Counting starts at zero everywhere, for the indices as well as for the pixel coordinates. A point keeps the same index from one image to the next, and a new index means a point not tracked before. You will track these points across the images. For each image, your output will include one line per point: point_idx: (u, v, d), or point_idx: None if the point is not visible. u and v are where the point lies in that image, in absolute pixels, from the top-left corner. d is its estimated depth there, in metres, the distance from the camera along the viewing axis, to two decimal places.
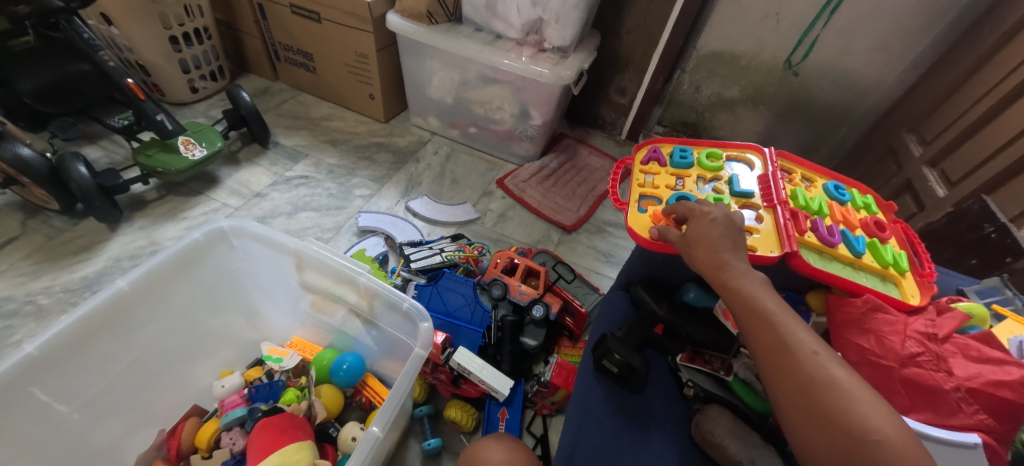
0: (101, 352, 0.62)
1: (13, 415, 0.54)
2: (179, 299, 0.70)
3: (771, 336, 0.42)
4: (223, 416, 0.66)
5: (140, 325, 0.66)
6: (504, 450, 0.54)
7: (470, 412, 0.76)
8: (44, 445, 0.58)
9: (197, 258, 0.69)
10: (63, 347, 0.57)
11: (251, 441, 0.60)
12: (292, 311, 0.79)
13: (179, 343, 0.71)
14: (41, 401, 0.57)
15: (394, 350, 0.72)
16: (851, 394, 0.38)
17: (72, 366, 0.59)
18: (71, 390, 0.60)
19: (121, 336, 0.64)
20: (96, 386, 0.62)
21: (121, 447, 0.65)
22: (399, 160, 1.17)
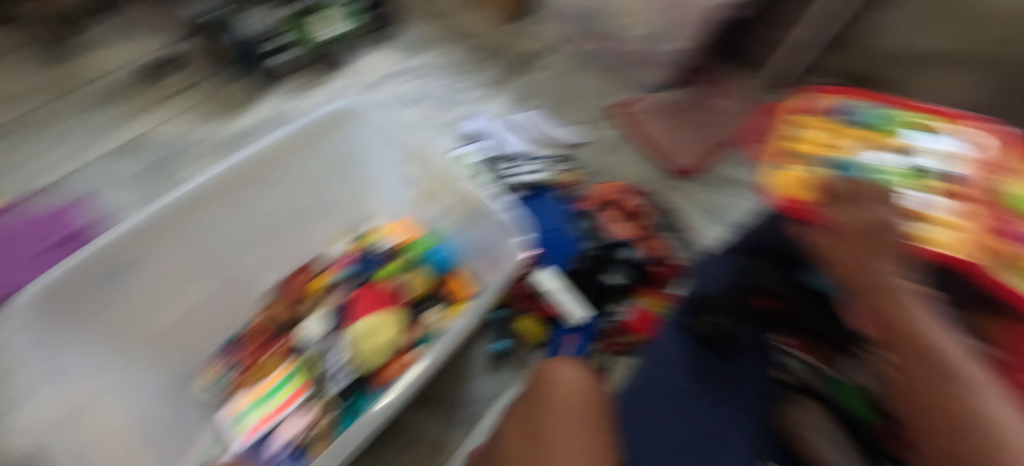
0: (251, 194, 0.73)
1: (192, 227, 0.68)
2: (310, 167, 0.78)
3: (909, 352, 0.30)
4: (333, 275, 0.77)
5: (281, 179, 0.75)
6: (581, 377, 0.55)
7: (539, 327, 0.79)
8: (206, 258, 0.72)
9: (327, 131, 0.76)
10: (221, 189, 0.69)
11: (352, 301, 0.72)
12: (401, 195, 0.84)
13: (306, 204, 0.81)
14: (208, 222, 0.69)
15: (485, 255, 0.74)
16: (1004, 427, 0.25)
17: (231, 199, 0.71)
18: (228, 220, 0.72)
19: (267, 184, 0.74)
20: (245, 222, 0.74)
21: (252, 280, 0.78)
22: (514, 68, 1.14)
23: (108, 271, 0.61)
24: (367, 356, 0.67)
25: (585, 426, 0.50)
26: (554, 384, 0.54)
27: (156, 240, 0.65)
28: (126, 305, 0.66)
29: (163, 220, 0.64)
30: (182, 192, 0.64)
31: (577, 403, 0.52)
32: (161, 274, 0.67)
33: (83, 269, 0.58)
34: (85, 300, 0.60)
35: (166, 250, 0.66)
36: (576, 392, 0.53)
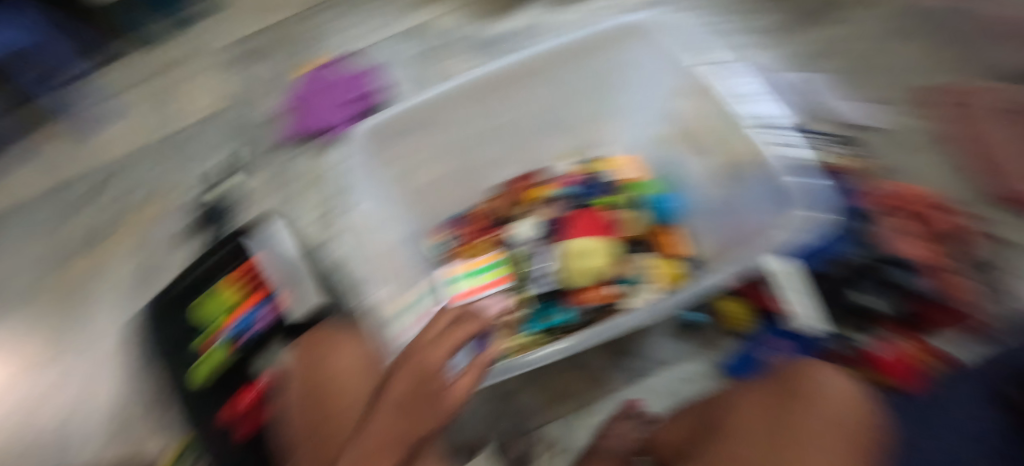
0: (532, 88, 0.77)
1: (480, 103, 0.75)
2: (584, 78, 0.79)
3: None
4: (555, 189, 0.79)
5: (560, 81, 0.78)
6: (848, 394, 0.48)
7: (745, 316, 0.70)
8: (472, 135, 0.79)
9: (614, 43, 0.75)
10: (511, 78, 0.74)
11: (572, 220, 0.75)
12: (647, 128, 0.85)
13: (560, 114, 0.83)
14: (491, 104, 0.76)
15: (724, 219, 0.71)
16: None
17: (517, 87, 0.75)
18: (505, 106, 0.77)
19: (547, 82, 0.77)
20: (514, 113, 0.79)
21: (486, 171, 0.85)
22: (818, 13, 0.93)
23: (413, 126, 0.72)
24: (577, 275, 0.70)
25: (847, 438, 0.42)
26: (811, 382, 0.50)
27: (450, 109, 0.74)
28: (409, 155, 0.76)
29: (468, 88, 0.72)
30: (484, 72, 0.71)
31: (849, 419, 0.44)
32: (439, 141, 0.77)
33: (401, 118, 0.70)
34: (393, 145, 0.72)
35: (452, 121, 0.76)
36: (847, 402, 0.46)
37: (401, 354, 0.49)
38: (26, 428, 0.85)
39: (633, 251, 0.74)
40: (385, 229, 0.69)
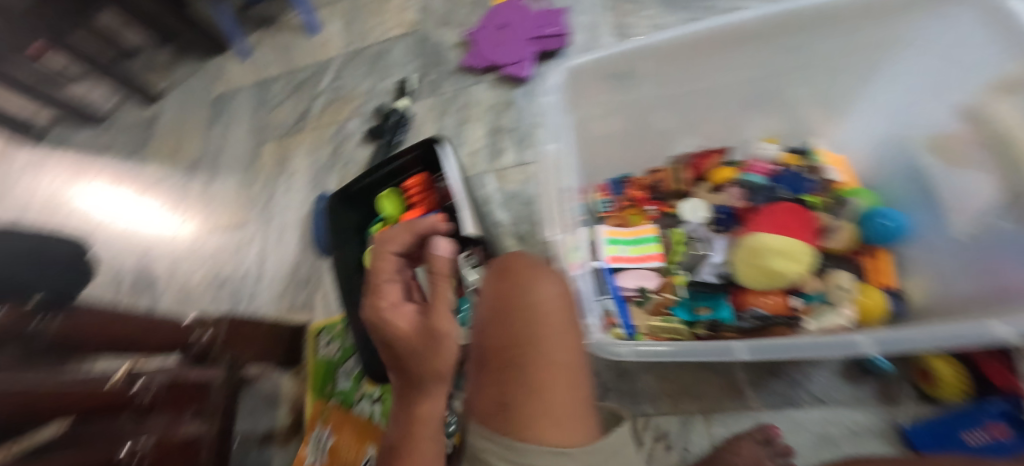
0: (762, 52, 0.67)
1: (696, 63, 0.70)
2: (828, 46, 0.65)
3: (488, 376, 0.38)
4: (746, 174, 0.73)
5: (801, 49, 0.66)
6: None
7: (957, 385, 0.59)
8: (673, 92, 0.75)
9: (893, 10, 0.59)
10: (735, 36, 0.64)
11: (764, 213, 0.65)
12: (891, 126, 0.70)
13: (780, 89, 0.74)
14: (708, 64, 0.70)
15: (978, 261, 0.55)
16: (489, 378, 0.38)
17: (744, 50, 0.67)
18: (721, 69, 0.71)
19: (785, 49, 0.67)
20: (728, 79, 0.73)
21: (672, 136, 0.82)
22: None
23: (611, 73, 0.70)
24: (748, 273, 0.61)
25: None
26: None
27: (655, 60, 0.68)
28: (606, 99, 0.75)
29: (689, 42, 0.65)
30: (708, 26, 0.61)
31: None
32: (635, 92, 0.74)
33: (605, 65, 0.67)
34: (588, 87, 0.71)
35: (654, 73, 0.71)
36: None
37: (522, 299, 0.39)
38: (245, 258, 1.15)
39: (833, 267, 0.63)
40: (560, 175, 0.63)
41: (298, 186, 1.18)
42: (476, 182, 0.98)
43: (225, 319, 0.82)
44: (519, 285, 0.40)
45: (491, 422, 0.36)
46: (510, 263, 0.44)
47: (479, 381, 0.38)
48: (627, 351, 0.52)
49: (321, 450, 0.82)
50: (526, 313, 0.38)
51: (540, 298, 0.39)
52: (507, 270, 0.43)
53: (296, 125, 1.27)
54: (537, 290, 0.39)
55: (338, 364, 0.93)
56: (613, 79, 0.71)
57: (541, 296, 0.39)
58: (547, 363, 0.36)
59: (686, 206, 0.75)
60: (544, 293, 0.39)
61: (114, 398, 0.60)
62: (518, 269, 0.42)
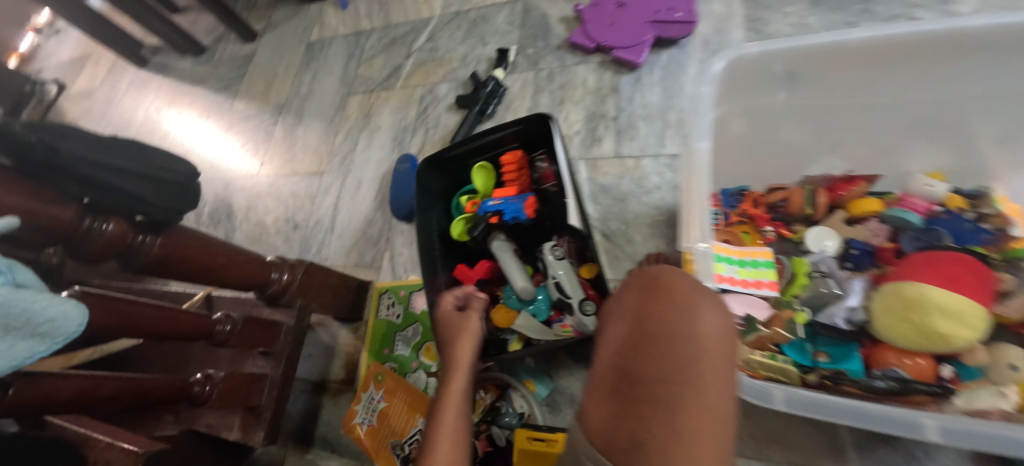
0: (950, 69, 0.61)
1: (870, 68, 0.63)
2: None
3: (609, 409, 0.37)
4: (898, 210, 0.64)
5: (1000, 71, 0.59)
6: None
7: None
8: (830, 99, 0.69)
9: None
10: (946, 47, 0.58)
11: (924, 259, 0.56)
12: None
13: (958, 118, 0.65)
14: (882, 71, 0.64)
15: None
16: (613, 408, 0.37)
17: (931, 61, 0.61)
18: (895, 80, 0.64)
19: (982, 69, 0.59)
20: (899, 93, 0.66)
21: (811, 152, 0.73)
22: None
23: (786, 70, 0.65)
24: (894, 323, 0.54)
25: None
26: None
27: (840, 62, 0.63)
28: (754, 98, 0.70)
29: (873, 43, 0.59)
30: (903, 28, 0.57)
31: None
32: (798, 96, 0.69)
33: (771, 57, 0.62)
34: (754, 80, 0.66)
35: (831, 76, 0.66)
36: None
37: (673, 333, 0.35)
38: (318, 207, 1.16)
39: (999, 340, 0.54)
40: (702, 179, 0.53)
41: (379, 143, 1.17)
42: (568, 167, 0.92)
43: (303, 264, 0.80)
44: (677, 308, 0.36)
45: (618, 452, 0.35)
46: (659, 273, 0.40)
47: (613, 409, 0.37)
48: (781, 398, 0.45)
49: (372, 413, 0.81)
50: (691, 346, 0.34)
51: (701, 334, 0.34)
52: (656, 285, 0.39)
53: (385, 81, 1.24)
54: (700, 319, 0.35)
55: (398, 329, 0.91)
56: (783, 76, 0.66)
57: (702, 327, 0.34)
58: (698, 410, 0.33)
59: (815, 234, 0.67)
60: (706, 326, 0.35)
61: (199, 325, 0.65)
62: (672, 285, 0.38)
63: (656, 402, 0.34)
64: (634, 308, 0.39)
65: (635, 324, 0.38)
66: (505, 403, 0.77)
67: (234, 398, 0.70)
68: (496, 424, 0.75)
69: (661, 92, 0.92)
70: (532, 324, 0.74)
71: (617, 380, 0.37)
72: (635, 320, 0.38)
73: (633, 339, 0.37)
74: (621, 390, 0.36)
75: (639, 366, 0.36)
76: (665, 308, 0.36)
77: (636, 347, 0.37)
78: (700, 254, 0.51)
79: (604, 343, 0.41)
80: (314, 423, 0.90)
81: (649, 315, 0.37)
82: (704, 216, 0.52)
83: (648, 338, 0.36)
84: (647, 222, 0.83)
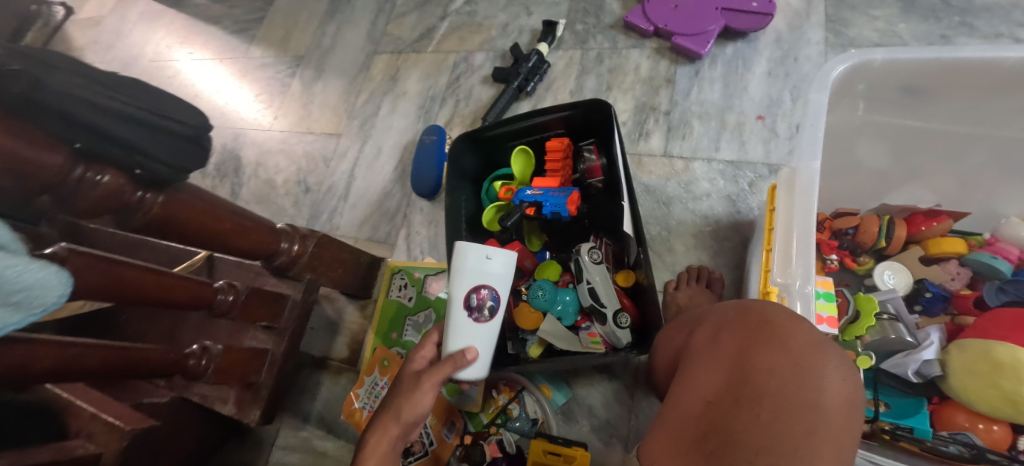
0: None
1: (984, 99, 0.56)
2: None
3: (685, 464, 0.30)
4: (985, 254, 0.56)
5: None
6: None
7: None
8: (929, 128, 0.61)
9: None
10: None
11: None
12: None
13: None
14: (998, 105, 0.56)
15: None
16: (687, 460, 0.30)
17: None
18: (1008, 116, 0.56)
19: None
20: (1009, 130, 0.58)
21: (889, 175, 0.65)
22: None
23: (908, 85, 0.56)
24: (979, 389, 0.46)
25: None
26: None
27: (977, 88, 0.55)
28: (846, 115, 0.61)
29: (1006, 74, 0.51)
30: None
31: None
32: (910, 117, 0.60)
33: (888, 71, 0.54)
34: (859, 92, 0.58)
35: (952, 102, 0.57)
36: None
37: (791, 388, 0.29)
38: (333, 170, 1.09)
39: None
40: (811, 201, 0.46)
41: (404, 110, 1.09)
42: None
43: (314, 236, 0.74)
44: (795, 362, 0.30)
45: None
46: (768, 316, 0.34)
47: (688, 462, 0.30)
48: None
49: (374, 398, 0.76)
50: (811, 414, 0.28)
51: (827, 401, 0.29)
52: (769, 331, 0.32)
53: (416, 43, 1.15)
54: (826, 387, 0.29)
55: (409, 313, 0.86)
56: (902, 92, 0.57)
57: (829, 395, 0.29)
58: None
59: (887, 267, 0.58)
60: (831, 393, 0.29)
61: (200, 294, 0.59)
62: (786, 332, 0.32)
63: None
64: (734, 351, 0.32)
65: (734, 371, 0.31)
66: (518, 406, 0.72)
67: (232, 374, 0.66)
68: (506, 428, 0.71)
69: (722, 90, 0.84)
70: (559, 329, 0.66)
71: (698, 432, 0.31)
72: (732, 365, 0.32)
73: (728, 387, 0.31)
74: (705, 447, 0.30)
75: (732, 422, 0.29)
76: (780, 363, 0.30)
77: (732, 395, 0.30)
78: (799, 294, 0.44)
79: (682, 379, 0.35)
80: (312, 400, 0.86)
81: (755, 365, 0.31)
82: (807, 245, 0.45)
83: (752, 392, 0.30)
84: (692, 230, 0.76)
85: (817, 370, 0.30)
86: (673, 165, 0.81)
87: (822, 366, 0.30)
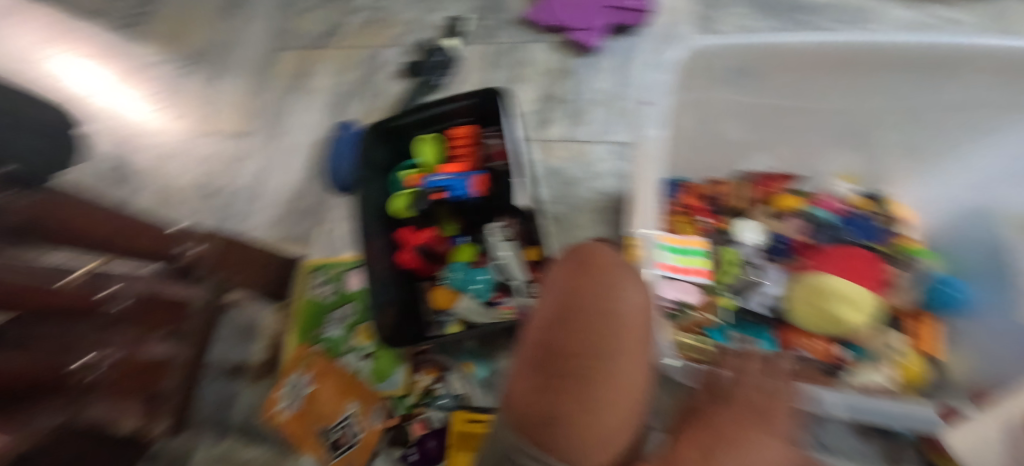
0: (869, 80, 0.61)
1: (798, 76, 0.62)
2: (947, 97, 0.59)
3: (542, 405, 0.30)
4: (816, 206, 0.68)
5: (926, 87, 0.60)
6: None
7: None
8: (763, 104, 0.67)
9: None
10: (887, 59, 0.57)
11: (836, 251, 0.62)
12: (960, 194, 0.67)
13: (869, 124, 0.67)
14: (809, 80, 0.63)
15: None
16: (534, 397, 0.30)
17: (852, 72, 0.60)
18: (818, 89, 0.64)
19: (908, 82, 0.59)
20: (820, 101, 0.66)
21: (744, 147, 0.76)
22: None
23: (738, 66, 0.61)
24: (806, 310, 0.59)
25: None
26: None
27: (791, 64, 0.61)
28: (695, 94, 0.66)
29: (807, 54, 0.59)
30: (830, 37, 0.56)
31: None
32: (744, 94, 0.66)
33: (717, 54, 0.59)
34: (700, 72, 0.62)
35: (777, 80, 0.64)
36: None
37: (602, 304, 0.33)
38: (240, 173, 1.04)
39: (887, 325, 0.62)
40: (651, 166, 0.51)
41: (314, 107, 1.07)
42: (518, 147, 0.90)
43: (214, 236, 0.73)
44: (602, 285, 0.35)
45: (525, 432, 0.30)
46: (592, 250, 0.38)
47: (533, 384, 0.31)
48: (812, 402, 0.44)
49: (298, 396, 0.70)
50: (622, 324, 0.32)
51: (628, 306, 0.34)
52: (594, 262, 0.36)
53: (322, 39, 1.13)
54: (628, 297, 0.34)
55: (329, 309, 0.85)
56: (734, 72, 0.62)
57: (630, 301, 0.34)
58: (609, 380, 0.30)
59: (741, 225, 0.68)
60: (632, 301, 0.34)
61: (86, 301, 0.54)
62: (602, 264, 0.36)
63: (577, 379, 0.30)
64: (565, 281, 0.35)
65: (563, 296, 0.34)
66: (443, 385, 0.76)
67: (133, 384, 0.62)
68: (432, 407, 0.74)
69: (612, 78, 0.92)
70: (474, 306, 0.70)
71: (538, 355, 0.32)
72: (561, 295, 0.35)
73: (557, 314, 0.33)
74: (546, 365, 0.31)
75: (558, 342, 0.32)
76: (603, 283, 0.35)
77: (558, 319, 0.33)
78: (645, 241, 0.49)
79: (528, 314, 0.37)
80: (230, 409, 0.83)
81: (580, 288, 0.34)
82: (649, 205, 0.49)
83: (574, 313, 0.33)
84: (592, 207, 0.83)
85: (623, 284, 0.35)
86: (571, 149, 0.88)
87: (630, 280, 0.36)
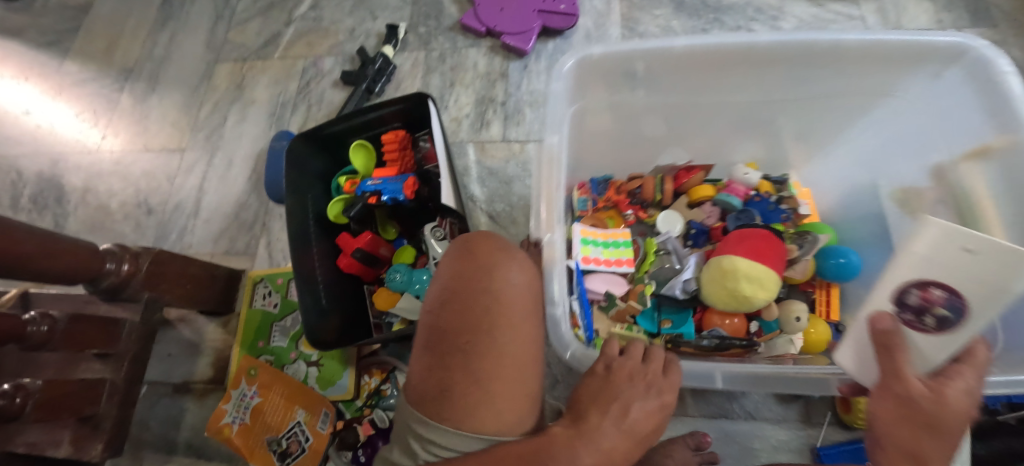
0: (750, 80, 0.65)
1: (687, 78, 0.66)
2: (819, 87, 0.66)
3: (437, 379, 0.36)
4: (724, 194, 0.73)
5: (805, 81, 0.65)
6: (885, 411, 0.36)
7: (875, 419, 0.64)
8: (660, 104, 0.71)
9: (906, 60, 0.58)
10: (766, 59, 0.61)
11: (744, 233, 0.63)
12: (847, 173, 0.75)
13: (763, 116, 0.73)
14: (695, 81, 0.66)
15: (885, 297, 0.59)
16: (428, 370, 0.37)
17: (732, 73, 0.64)
18: (708, 88, 0.68)
19: (789, 78, 0.64)
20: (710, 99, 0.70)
21: None
22: None
23: (627, 70, 0.64)
24: (716, 290, 0.62)
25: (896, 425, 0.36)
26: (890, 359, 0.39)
27: (677, 68, 0.64)
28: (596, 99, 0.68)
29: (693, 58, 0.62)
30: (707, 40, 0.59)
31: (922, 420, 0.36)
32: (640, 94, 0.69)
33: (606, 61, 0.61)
34: (597, 77, 0.65)
35: (667, 80, 0.67)
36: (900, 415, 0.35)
37: (479, 290, 0.38)
38: (180, 187, 1.03)
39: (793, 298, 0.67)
40: (554, 168, 0.54)
41: (254, 118, 1.06)
42: (456, 150, 0.93)
43: (148, 252, 0.70)
44: (482, 273, 0.39)
45: (425, 408, 0.36)
46: (477, 238, 0.42)
47: (426, 363, 0.37)
48: (721, 375, 0.49)
49: (244, 410, 0.72)
50: (498, 307, 0.37)
51: (503, 290, 0.38)
52: (477, 250, 0.40)
53: (261, 50, 1.13)
54: (507, 283, 0.38)
55: (274, 319, 0.85)
56: (625, 75, 0.65)
57: (510, 285, 0.38)
58: (486, 353, 0.36)
59: (663, 218, 0.73)
60: (513, 284, 0.39)
61: (12, 326, 0.55)
62: (482, 251, 0.40)
63: (459, 354, 0.36)
64: (450, 272, 0.40)
65: (448, 285, 0.39)
66: (391, 385, 0.76)
67: (62, 407, 0.61)
68: (378, 407, 0.75)
69: (546, 79, 0.96)
70: (414, 305, 0.71)
71: (430, 336, 0.38)
72: (449, 280, 0.40)
73: (443, 301, 0.39)
74: (435, 345, 0.37)
75: (443, 323, 0.38)
76: (481, 270, 0.39)
77: (443, 305, 0.39)
78: (549, 241, 0.51)
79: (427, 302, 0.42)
80: (176, 428, 0.82)
81: (461, 277, 0.39)
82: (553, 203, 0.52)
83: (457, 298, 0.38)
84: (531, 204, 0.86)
85: (501, 269, 0.39)
86: (509, 149, 0.91)
87: (512, 265, 0.40)
